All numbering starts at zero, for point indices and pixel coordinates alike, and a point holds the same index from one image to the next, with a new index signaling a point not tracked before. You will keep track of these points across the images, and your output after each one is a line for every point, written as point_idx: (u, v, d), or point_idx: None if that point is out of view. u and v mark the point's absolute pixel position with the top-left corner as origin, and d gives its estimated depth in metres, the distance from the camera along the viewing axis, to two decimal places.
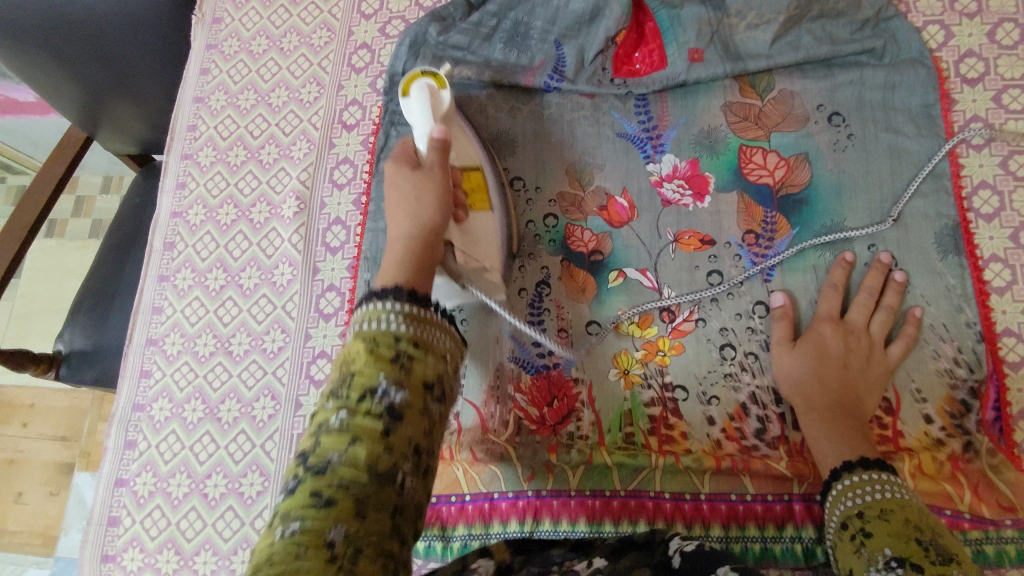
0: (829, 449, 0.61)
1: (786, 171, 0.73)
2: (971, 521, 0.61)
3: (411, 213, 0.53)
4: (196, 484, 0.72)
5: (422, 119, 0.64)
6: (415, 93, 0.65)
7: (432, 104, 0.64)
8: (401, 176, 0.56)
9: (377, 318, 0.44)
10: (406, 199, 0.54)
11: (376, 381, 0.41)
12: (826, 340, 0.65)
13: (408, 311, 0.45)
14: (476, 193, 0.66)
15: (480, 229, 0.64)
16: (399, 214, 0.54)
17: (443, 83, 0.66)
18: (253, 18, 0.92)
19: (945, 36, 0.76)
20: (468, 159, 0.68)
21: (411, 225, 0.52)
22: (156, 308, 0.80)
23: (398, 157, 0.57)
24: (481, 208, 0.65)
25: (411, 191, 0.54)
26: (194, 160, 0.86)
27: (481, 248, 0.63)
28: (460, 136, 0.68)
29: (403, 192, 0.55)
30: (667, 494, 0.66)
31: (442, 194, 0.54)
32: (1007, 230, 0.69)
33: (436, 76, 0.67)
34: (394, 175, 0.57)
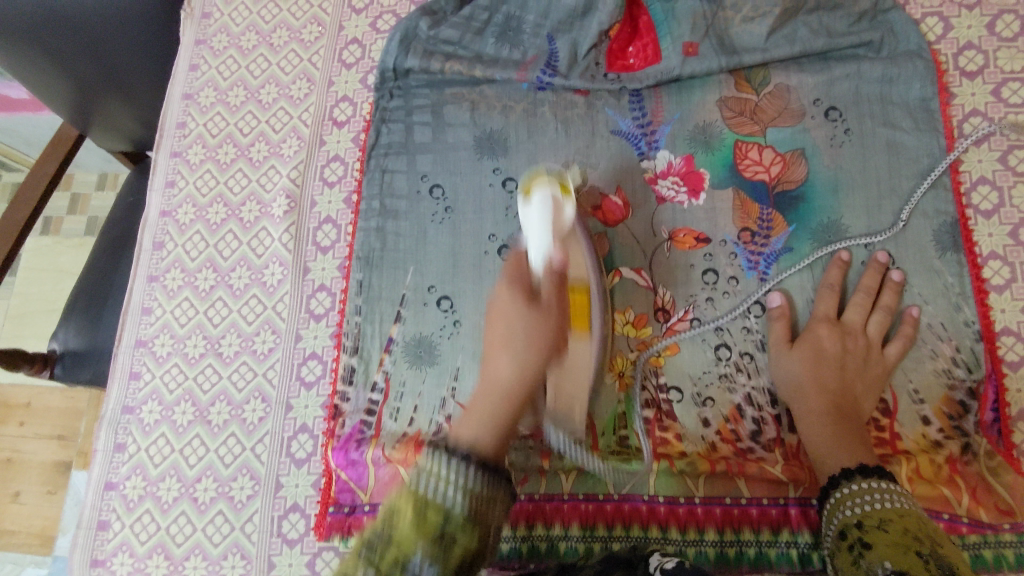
0: (826, 451, 0.60)
1: (782, 167, 0.72)
2: (969, 525, 0.60)
3: (518, 357, 0.56)
4: (186, 488, 0.71)
5: (543, 232, 0.60)
6: (534, 199, 0.62)
7: (555, 214, 0.61)
8: (518, 306, 0.59)
9: (436, 479, 0.46)
10: (516, 343, 0.57)
11: (411, 556, 0.43)
12: (822, 341, 0.65)
13: (467, 484, 0.47)
14: (578, 317, 0.63)
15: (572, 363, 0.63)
16: (504, 357, 0.57)
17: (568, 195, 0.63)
18: (243, 13, 0.90)
19: (944, 28, 0.74)
20: (575, 234, 0.65)
21: (517, 381, 0.56)
22: (145, 309, 0.79)
23: (513, 281, 0.60)
24: (578, 332, 0.63)
25: (522, 340, 0.57)
26: (182, 158, 0.85)
27: (569, 386, 0.63)
28: (574, 249, 0.65)
29: (513, 327, 0.58)
30: (661, 498, 0.65)
31: (540, 352, 0.57)
32: (1007, 227, 0.68)
33: (563, 184, 0.64)
34: (506, 301, 0.59)
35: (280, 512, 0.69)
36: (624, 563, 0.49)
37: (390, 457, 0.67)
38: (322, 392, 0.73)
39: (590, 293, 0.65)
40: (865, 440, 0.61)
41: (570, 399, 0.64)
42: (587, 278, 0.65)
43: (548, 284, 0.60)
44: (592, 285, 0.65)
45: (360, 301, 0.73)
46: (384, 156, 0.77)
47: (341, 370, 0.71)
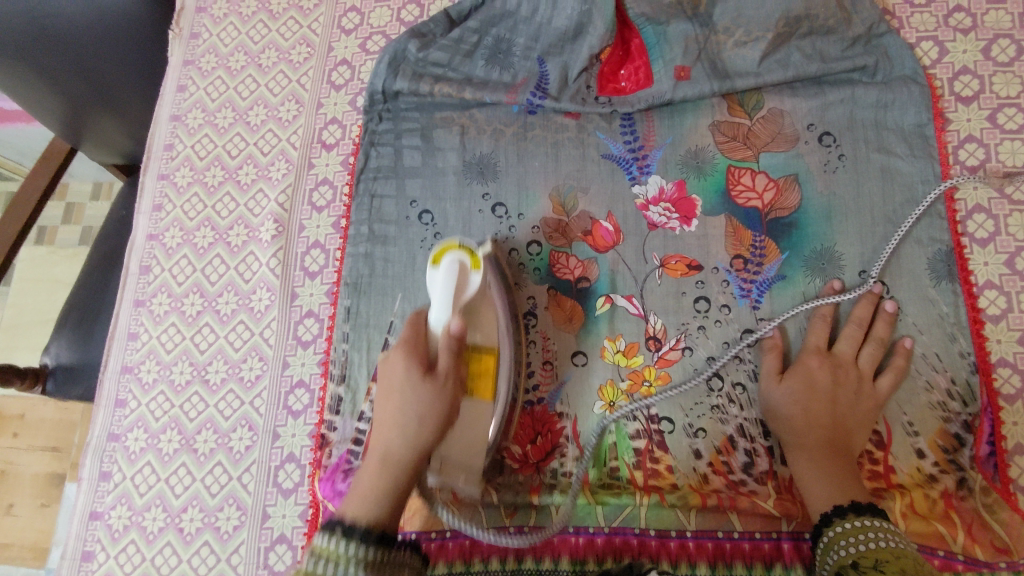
0: (820, 489, 0.59)
1: (775, 194, 0.71)
2: (965, 563, 0.59)
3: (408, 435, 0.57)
4: (172, 518, 0.70)
5: (443, 302, 0.60)
6: (443, 266, 0.62)
7: (458, 283, 0.61)
8: (413, 383, 0.59)
9: (331, 556, 0.50)
10: (404, 421, 0.58)
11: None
12: (814, 374, 0.63)
13: (364, 556, 0.50)
14: (481, 380, 0.63)
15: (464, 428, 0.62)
16: (392, 433, 0.58)
17: (477, 267, 0.62)
18: (231, 33, 0.90)
19: (938, 53, 0.73)
20: (489, 296, 0.65)
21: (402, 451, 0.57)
22: (131, 334, 0.78)
23: (410, 355, 0.60)
24: (480, 400, 0.63)
25: (414, 416, 0.58)
26: (170, 181, 0.84)
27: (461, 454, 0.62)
28: (487, 313, 0.64)
29: (404, 399, 0.58)
30: (652, 531, 0.64)
31: (428, 433, 0.58)
32: (1003, 256, 0.67)
33: (473, 253, 0.63)
34: (402, 374, 0.59)
35: (266, 543, 0.68)
36: None
37: None
38: (309, 420, 0.72)
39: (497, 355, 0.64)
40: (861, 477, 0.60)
41: (464, 465, 0.63)
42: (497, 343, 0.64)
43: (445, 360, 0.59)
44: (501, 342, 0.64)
45: (348, 328, 0.72)
46: (373, 180, 0.77)
47: (329, 399, 0.70)
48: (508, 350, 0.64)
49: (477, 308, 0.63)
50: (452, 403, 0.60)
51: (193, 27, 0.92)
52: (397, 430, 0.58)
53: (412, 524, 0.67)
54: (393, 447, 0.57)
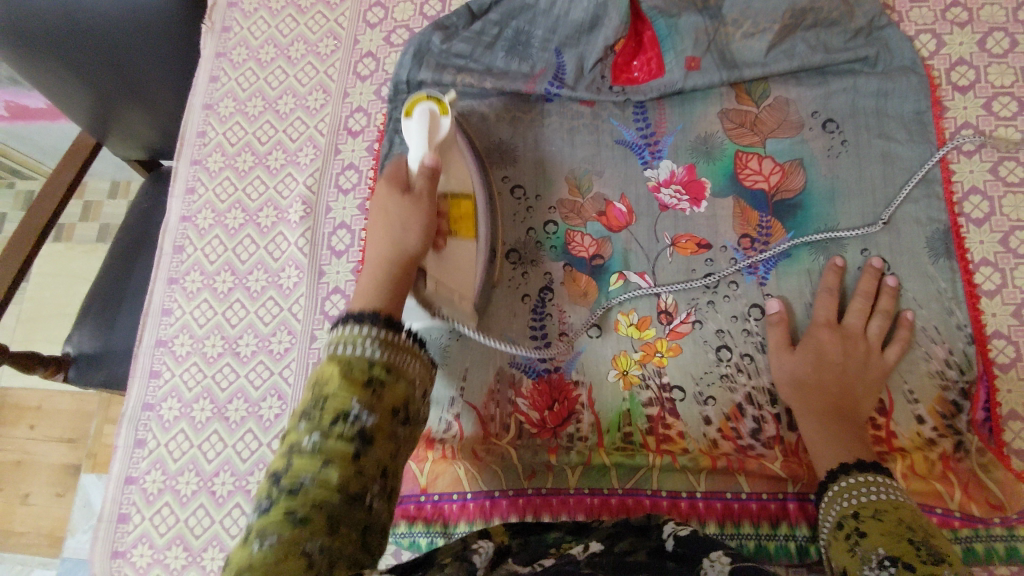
0: (823, 449, 0.62)
1: (781, 177, 0.74)
2: (961, 519, 0.62)
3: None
4: (204, 482, 0.74)
5: (417, 144, 0.66)
6: (415, 115, 0.67)
7: (430, 126, 0.67)
8: (392, 200, 0.63)
9: (348, 343, 0.50)
10: (394, 227, 0.61)
11: (350, 405, 0.46)
12: (824, 346, 0.67)
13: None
14: (463, 221, 0.68)
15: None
16: (380, 237, 0.61)
17: (445, 112, 0.68)
18: (261, 28, 0.94)
19: (936, 45, 0.77)
20: (459, 160, 0.71)
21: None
22: (165, 310, 0.82)
23: (388, 181, 0.64)
24: (464, 238, 0.68)
25: (398, 224, 0.61)
26: (202, 166, 0.88)
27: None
28: (456, 162, 0.70)
29: (386, 219, 0.62)
30: (664, 493, 0.67)
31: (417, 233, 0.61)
32: (998, 235, 0.71)
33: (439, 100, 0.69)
34: (383, 200, 0.64)
35: None
36: (636, 530, 0.54)
37: None
38: None
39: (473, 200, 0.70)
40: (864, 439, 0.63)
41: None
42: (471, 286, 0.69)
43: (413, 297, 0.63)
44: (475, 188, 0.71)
45: None
46: None
47: None
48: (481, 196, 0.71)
49: (449, 173, 0.70)
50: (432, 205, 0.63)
51: (225, 20, 0.96)
52: (385, 230, 0.61)
53: (436, 487, 0.70)
54: (381, 245, 0.61)
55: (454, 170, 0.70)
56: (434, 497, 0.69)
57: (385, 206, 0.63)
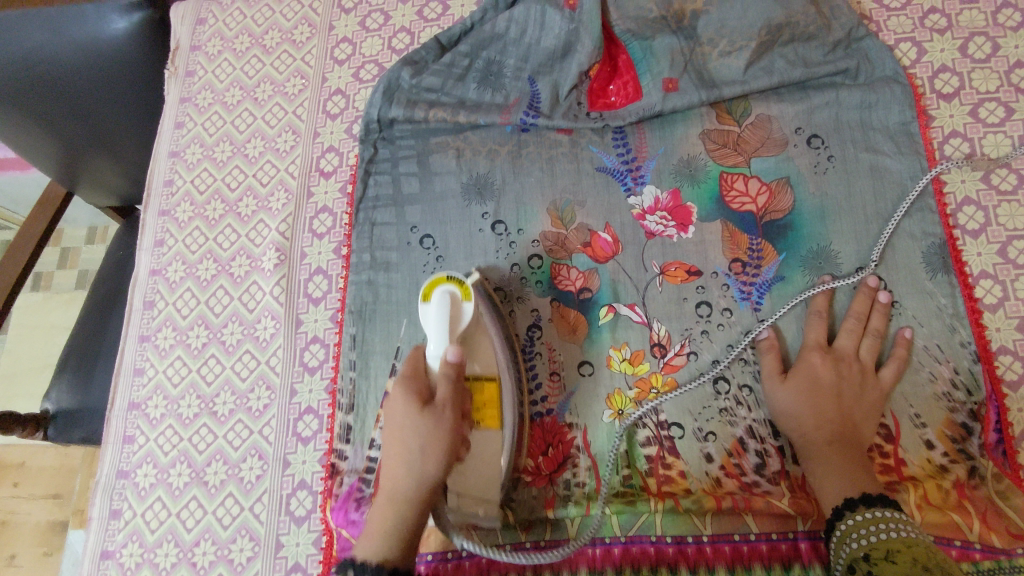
0: (830, 482, 0.59)
1: (769, 197, 0.72)
2: (982, 551, 0.59)
3: (415, 472, 0.57)
4: (184, 552, 0.70)
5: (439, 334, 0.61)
6: (434, 300, 0.63)
7: (452, 312, 0.62)
8: (411, 415, 0.58)
9: None
10: (409, 454, 0.57)
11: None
12: (817, 370, 0.64)
13: None
14: (488, 408, 0.62)
15: (483, 455, 0.61)
16: (399, 469, 0.58)
17: (469, 296, 0.63)
18: (226, 70, 0.91)
19: (917, 53, 0.76)
20: (484, 326, 0.65)
21: (411, 491, 0.57)
22: (138, 369, 0.78)
23: (406, 389, 0.60)
24: (488, 427, 0.62)
25: (416, 453, 0.57)
26: (171, 217, 0.85)
27: (477, 481, 0.61)
28: (482, 340, 0.64)
29: (404, 439, 0.58)
30: (669, 539, 0.64)
31: (437, 465, 0.57)
32: (995, 246, 0.68)
33: (462, 283, 0.64)
34: (399, 409, 0.59)
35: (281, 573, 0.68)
36: None
37: None
38: (320, 446, 0.72)
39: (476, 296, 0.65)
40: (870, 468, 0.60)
41: (482, 497, 0.61)
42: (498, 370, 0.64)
43: (443, 390, 0.59)
44: (501, 368, 0.64)
45: (354, 355, 0.73)
46: (373, 209, 0.78)
47: (337, 428, 0.71)
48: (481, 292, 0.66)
49: (473, 335, 0.64)
50: (454, 424, 0.59)
51: (187, 64, 0.92)
52: (402, 462, 0.58)
53: (430, 546, 0.66)
54: (399, 482, 0.57)
55: (480, 353, 0.64)
56: (428, 558, 0.65)
57: (399, 429, 0.59)
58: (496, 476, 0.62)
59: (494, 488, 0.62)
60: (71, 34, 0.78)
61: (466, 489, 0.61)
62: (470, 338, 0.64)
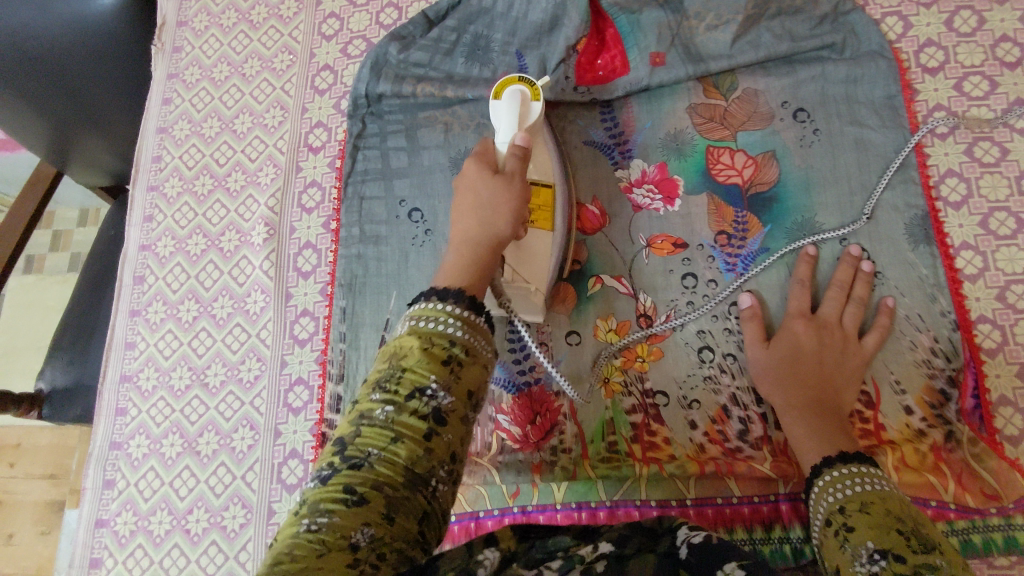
0: (809, 447, 0.60)
1: (754, 170, 0.73)
2: (957, 511, 0.61)
3: (480, 221, 0.55)
4: (178, 520, 0.71)
5: (509, 122, 0.63)
6: (506, 97, 0.64)
7: (521, 108, 0.64)
8: (482, 180, 0.57)
9: (434, 321, 0.48)
10: (480, 208, 0.56)
11: (427, 380, 0.44)
12: (800, 337, 0.65)
13: (466, 322, 0.48)
14: (541, 214, 0.65)
15: (533, 248, 0.64)
16: (466, 218, 0.56)
17: (537, 97, 0.65)
18: (213, 46, 0.91)
19: (903, 27, 0.76)
20: (540, 133, 0.68)
21: (477, 232, 0.55)
22: (128, 343, 0.79)
23: (480, 161, 0.59)
24: (541, 228, 0.65)
25: (487, 207, 0.56)
26: (160, 192, 0.85)
27: (530, 271, 0.64)
28: (539, 146, 0.68)
29: (477, 196, 0.56)
30: (653, 502, 0.65)
31: (506, 220, 0.55)
32: (976, 218, 0.69)
33: (531, 84, 0.65)
34: (474, 175, 0.58)
35: (273, 539, 0.69)
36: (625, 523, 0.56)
37: None
38: (310, 416, 0.73)
39: (553, 189, 0.67)
40: (848, 434, 0.61)
41: (536, 293, 0.65)
42: (553, 177, 0.67)
43: (512, 162, 0.59)
44: (557, 177, 0.68)
45: (345, 327, 0.74)
46: (361, 183, 0.78)
47: (328, 398, 0.72)
48: (563, 194, 0.68)
49: (533, 131, 0.67)
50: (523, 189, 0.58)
51: (174, 41, 0.92)
52: (473, 215, 0.56)
53: None
54: (466, 229, 0.55)
55: (537, 160, 0.67)
56: None
57: (475, 181, 0.58)
58: (546, 266, 0.65)
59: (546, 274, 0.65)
60: (58, 11, 0.78)
61: (522, 270, 0.63)
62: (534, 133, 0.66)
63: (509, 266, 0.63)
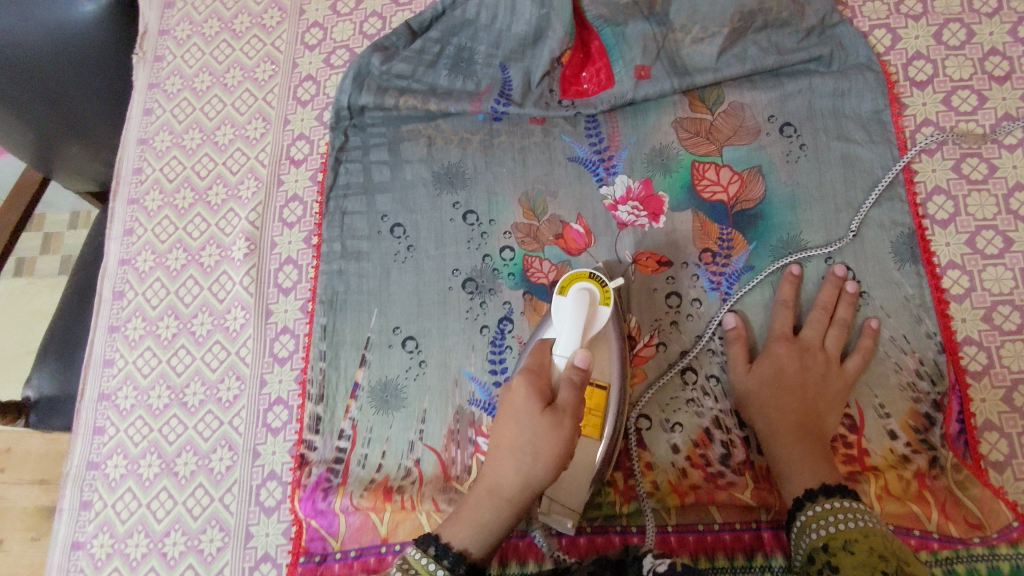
0: (788, 470, 0.59)
1: (740, 186, 0.72)
2: (941, 541, 0.60)
3: (523, 470, 0.54)
4: (155, 543, 0.70)
5: (571, 331, 0.60)
6: (571, 294, 0.61)
7: (588, 312, 0.61)
8: (528, 404, 0.55)
9: None
10: (523, 453, 0.54)
11: None
12: (781, 361, 0.64)
13: None
14: (589, 419, 0.62)
15: (580, 463, 0.62)
16: (506, 466, 0.55)
17: (607, 300, 0.62)
18: (195, 55, 0.90)
19: (891, 40, 0.75)
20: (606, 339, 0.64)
21: (517, 493, 0.55)
22: (107, 360, 0.78)
23: (530, 387, 0.56)
24: (588, 438, 0.62)
25: (528, 453, 0.54)
26: (140, 206, 0.84)
27: (572, 495, 0.62)
28: (602, 354, 0.63)
29: (517, 425, 0.55)
30: (634, 529, 0.65)
31: (552, 465, 0.54)
32: (963, 236, 0.68)
33: (603, 284, 0.63)
34: (515, 398, 0.57)
35: (251, 563, 0.68)
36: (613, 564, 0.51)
37: (360, 504, 0.67)
38: (289, 437, 0.72)
39: (610, 391, 0.63)
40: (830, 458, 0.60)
41: (574, 509, 0.62)
42: (611, 381, 0.63)
43: (568, 391, 0.56)
44: (614, 381, 0.63)
45: (324, 345, 0.73)
46: (343, 197, 0.77)
47: (307, 419, 0.70)
48: (618, 372, 0.63)
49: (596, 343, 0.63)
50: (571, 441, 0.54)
51: (156, 49, 0.91)
52: (511, 458, 0.55)
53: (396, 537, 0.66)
54: (505, 477, 0.55)
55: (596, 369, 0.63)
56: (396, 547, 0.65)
57: (513, 415, 0.56)
58: (589, 476, 0.62)
59: (584, 487, 0.62)
60: (42, 18, 0.76)
61: (560, 494, 0.62)
62: (598, 342, 0.63)
63: (547, 497, 0.62)
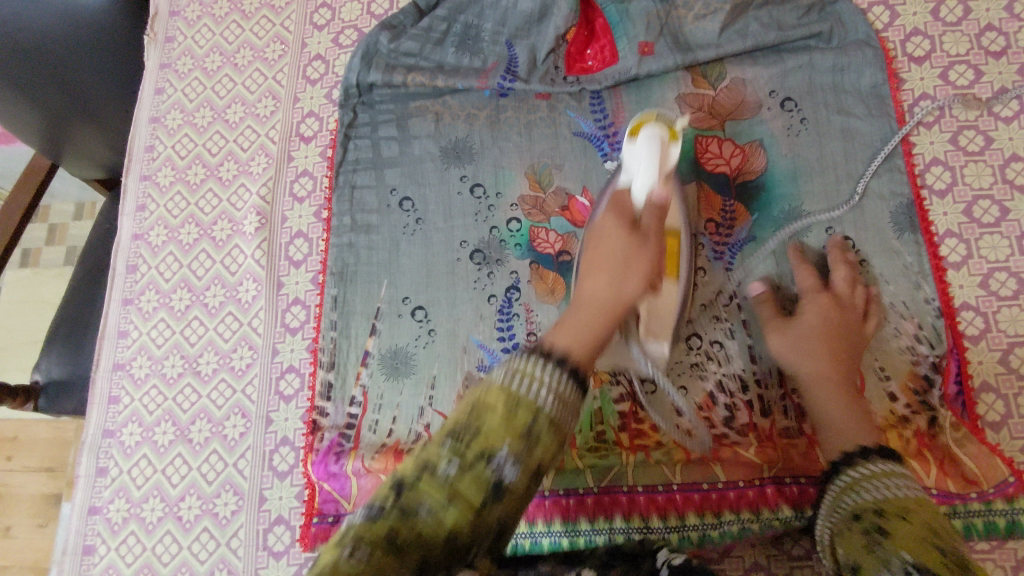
0: (834, 414, 0.59)
1: (742, 159, 0.73)
2: (939, 496, 0.61)
3: (616, 284, 0.54)
4: (170, 507, 0.72)
5: (648, 167, 0.60)
6: (643, 137, 0.61)
7: (661, 156, 0.60)
8: (618, 235, 0.58)
9: (528, 376, 0.41)
10: (614, 272, 0.55)
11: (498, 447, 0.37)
12: (820, 311, 0.65)
13: (559, 383, 0.41)
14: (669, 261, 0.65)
15: (663, 304, 0.63)
16: (600, 281, 0.55)
17: (675, 139, 0.62)
18: (205, 36, 0.91)
19: (890, 17, 0.76)
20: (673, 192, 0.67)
21: (611, 298, 0.54)
22: (121, 332, 0.79)
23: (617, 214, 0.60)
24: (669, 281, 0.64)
25: (620, 265, 0.56)
26: (152, 181, 0.85)
27: (661, 322, 0.64)
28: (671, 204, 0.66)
29: (602, 266, 0.56)
30: (640, 488, 0.66)
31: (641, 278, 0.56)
32: (961, 206, 0.70)
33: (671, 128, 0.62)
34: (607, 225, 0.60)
35: (265, 525, 0.70)
36: (627, 560, 0.49)
37: (371, 466, 0.68)
38: (301, 404, 0.73)
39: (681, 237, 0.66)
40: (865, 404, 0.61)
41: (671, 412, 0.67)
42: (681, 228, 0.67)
43: (650, 216, 0.59)
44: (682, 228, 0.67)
45: (335, 315, 0.74)
46: (353, 171, 0.79)
47: (318, 386, 0.72)
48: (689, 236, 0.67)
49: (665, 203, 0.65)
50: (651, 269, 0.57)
51: (166, 31, 0.93)
52: (607, 276, 0.55)
53: None
54: (600, 290, 0.54)
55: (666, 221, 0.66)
56: None
57: (610, 236, 0.58)
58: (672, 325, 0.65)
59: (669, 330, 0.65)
60: (53, 1, 0.77)
61: (654, 327, 0.63)
62: (669, 177, 0.63)
63: (644, 315, 0.62)
